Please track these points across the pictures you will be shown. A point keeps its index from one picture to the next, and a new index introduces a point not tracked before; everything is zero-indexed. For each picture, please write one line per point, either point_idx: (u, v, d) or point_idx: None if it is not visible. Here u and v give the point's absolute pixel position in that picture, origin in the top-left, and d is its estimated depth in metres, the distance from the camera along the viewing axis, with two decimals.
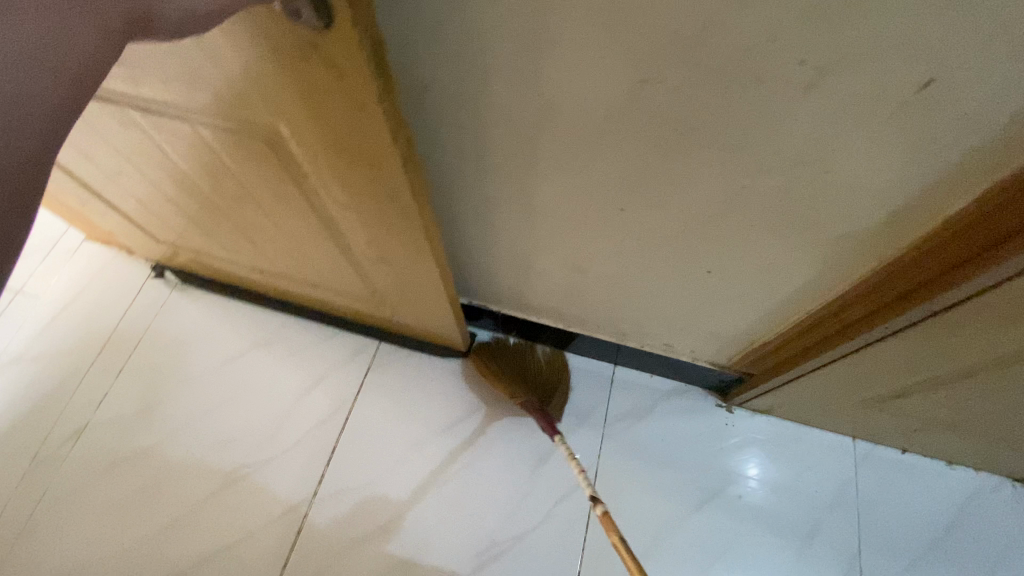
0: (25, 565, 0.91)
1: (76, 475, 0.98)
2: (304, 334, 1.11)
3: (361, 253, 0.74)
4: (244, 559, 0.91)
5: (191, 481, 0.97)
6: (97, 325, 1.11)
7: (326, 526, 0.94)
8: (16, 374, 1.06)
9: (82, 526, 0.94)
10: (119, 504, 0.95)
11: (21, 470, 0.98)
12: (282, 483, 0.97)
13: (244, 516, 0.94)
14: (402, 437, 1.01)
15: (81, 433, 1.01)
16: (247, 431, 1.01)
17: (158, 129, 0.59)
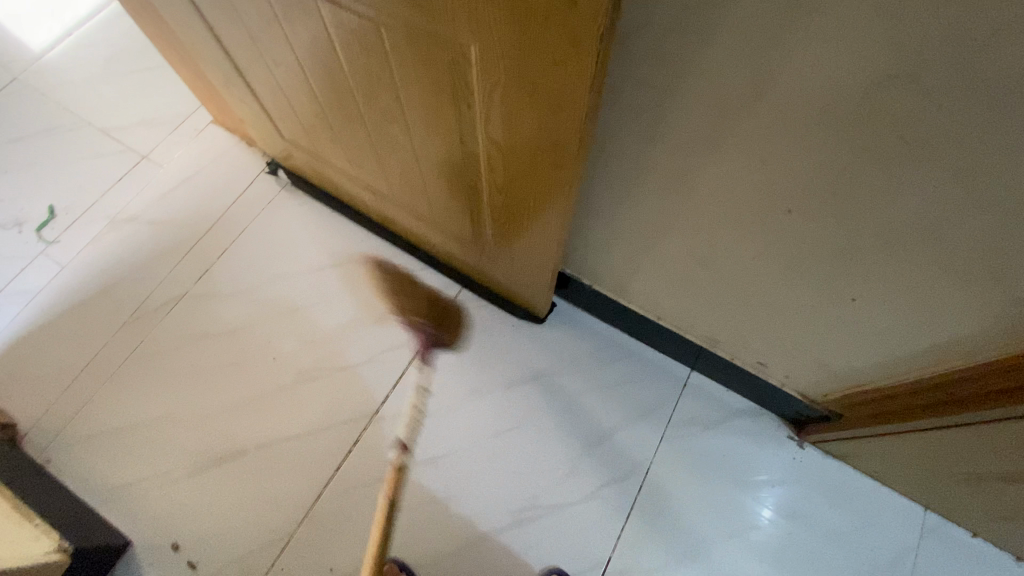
0: (111, 404, 1.00)
1: (166, 338, 1.05)
2: (391, 263, 1.13)
3: (487, 198, 0.73)
4: (300, 454, 0.96)
5: (266, 370, 1.02)
6: (208, 204, 1.17)
7: (379, 446, 0.97)
8: (131, 232, 1.14)
9: (163, 385, 1.01)
10: (198, 374, 1.02)
11: (121, 321, 1.06)
12: (348, 394, 1.01)
13: (308, 416, 0.99)
14: (463, 384, 1.02)
15: (178, 300, 1.08)
16: (323, 340, 1.05)
17: (338, 26, 0.60)
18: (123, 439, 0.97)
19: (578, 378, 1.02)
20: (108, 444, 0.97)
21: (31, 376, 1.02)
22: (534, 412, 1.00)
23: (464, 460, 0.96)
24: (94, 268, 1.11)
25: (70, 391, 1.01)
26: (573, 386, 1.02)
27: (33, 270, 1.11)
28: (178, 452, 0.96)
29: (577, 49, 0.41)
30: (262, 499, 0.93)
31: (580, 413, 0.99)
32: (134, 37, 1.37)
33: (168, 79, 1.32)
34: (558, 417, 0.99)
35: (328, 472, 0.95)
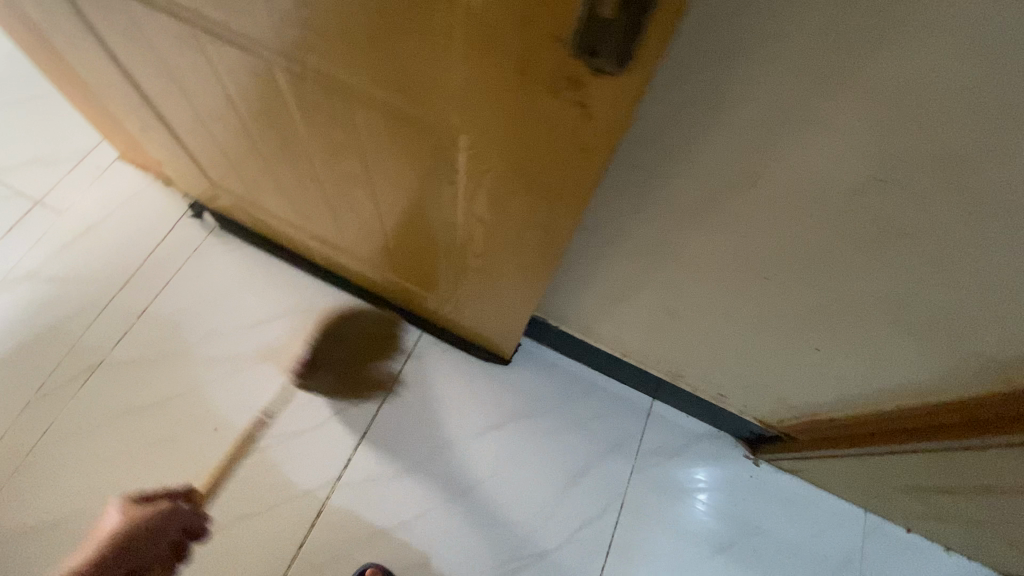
0: (20, 500, 0.86)
1: (83, 415, 0.92)
2: (343, 310, 1.05)
3: (460, 258, 0.70)
4: (257, 533, 0.88)
5: (209, 441, 0.93)
6: (121, 254, 1.03)
7: (346, 512, 0.91)
8: (28, 292, 0.99)
9: (83, 474, 0.88)
10: (127, 456, 0.90)
11: (24, 401, 0.92)
12: (307, 459, 0.94)
13: (263, 489, 0.91)
14: (431, 436, 0.98)
15: (94, 370, 0.95)
16: (274, 403, 0.96)
17: (295, 94, 0.54)
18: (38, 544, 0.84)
19: (547, 418, 1.01)
20: (20, 550, 0.83)
21: None
22: (507, 458, 0.98)
23: (441, 520, 0.93)
24: None
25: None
26: (543, 427, 1.01)
27: None
28: None
29: (586, 152, 0.40)
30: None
31: (552, 454, 0.99)
32: (14, 59, 1.18)
33: (60, 108, 1.15)
34: (531, 460, 0.98)
35: (292, 551, 0.88)
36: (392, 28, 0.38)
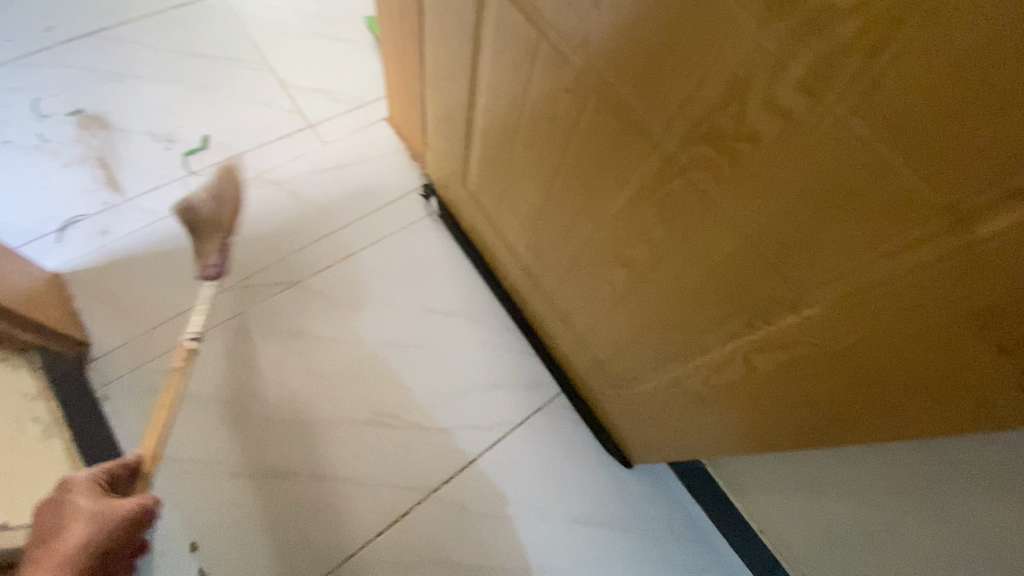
0: (187, 365, 0.96)
1: (264, 320, 1.01)
2: (503, 338, 1.08)
3: (679, 373, 0.69)
4: (345, 502, 0.91)
5: (345, 396, 0.98)
6: (352, 199, 1.14)
7: (425, 527, 0.91)
8: (271, 195, 1.11)
9: (242, 369, 0.97)
10: (280, 373, 0.97)
11: (228, 283, 1.03)
12: (415, 458, 0.95)
13: (368, 464, 0.94)
14: (528, 497, 0.96)
15: (289, 285, 1.04)
16: (412, 391, 1.00)
17: (642, 181, 0.56)
18: (183, 410, 0.93)
19: (643, 544, 0.96)
20: None
21: (124, 303, 0.99)
22: (588, 561, 0.93)
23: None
24: None
25: (151, 335, 0.97)
26: (635, 551, 0.95)
27: (167, 194, 1.09)
28: (232, 448, 0.91)
29: (980, 406, 0.37)
30: (292, 537, 0.88)
31: None
32: (349, 7, 1.37)
33: (361, 59, 1.31)
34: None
35: (366, 536, 0.89)
36: (845, 210, 0.38)
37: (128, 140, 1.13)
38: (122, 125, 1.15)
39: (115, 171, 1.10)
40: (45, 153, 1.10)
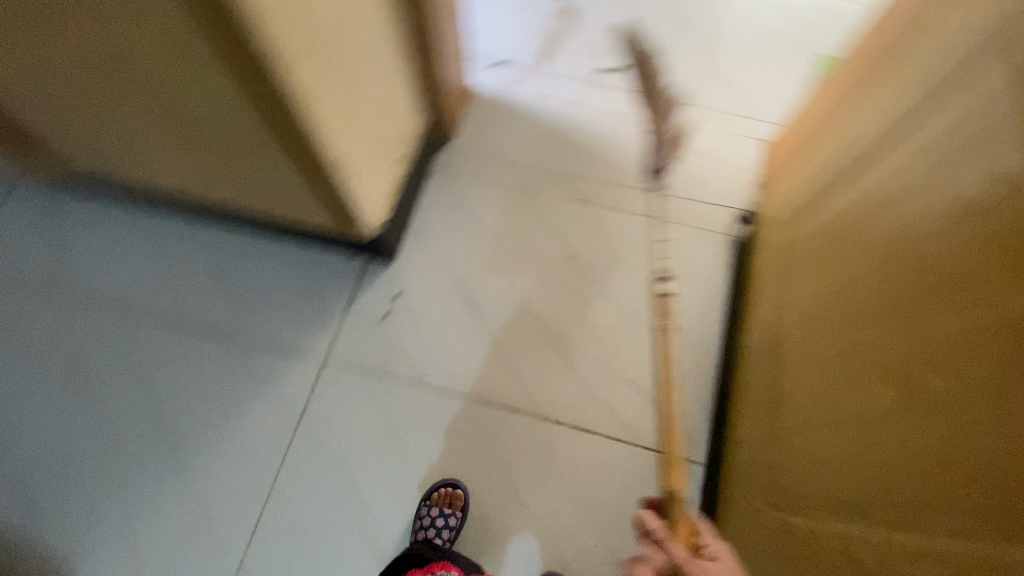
0: (489, 196, 1.19)
1: (553, 209, 1.18)
2: (691, 374, 1.06)
3: (861, 528, 0.58)
4: (492, 366, 1.05)
5: (554, 303, 1.10)
6: (682, 180, 1.21)
7: (517, 436, 1.00)
8: (629, 134, 1.25)
9: (513, 227, 1.16)
10: (526, 248, 1.14)
11: (554, 168, 1.22)
12: (556, 387, 1.03)
13: (525, 358, 1.05)
14: (598, 499, 0.97)
15: (586, 201, 1.18)
16: (591, 342, 1.07)
17: (1000, 310, 0.45)
18: (459, 220, 1.17)
19: None
20: (454, 210, 1.18)
21: (489, 131, 1.26)
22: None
23: (520, 531, 0.96)
24: (587, 126, 1.26)
25: (482, 161, 1.22)
26: None
27: (568, 85, 1.32)
28: (462, 266, 1.13)
29: None
30: (446, 351, 1.06)
31: None
32: (816, 38, 1.36)
33: (787, 86, 1.32)
34: None
35: (479, 398, 1.03)
36: None
37: (573, 33, 1.37)
38: (581, 21, 1.38)
39: (553, 50, 1.36)
40: (525, 7, 1.40)
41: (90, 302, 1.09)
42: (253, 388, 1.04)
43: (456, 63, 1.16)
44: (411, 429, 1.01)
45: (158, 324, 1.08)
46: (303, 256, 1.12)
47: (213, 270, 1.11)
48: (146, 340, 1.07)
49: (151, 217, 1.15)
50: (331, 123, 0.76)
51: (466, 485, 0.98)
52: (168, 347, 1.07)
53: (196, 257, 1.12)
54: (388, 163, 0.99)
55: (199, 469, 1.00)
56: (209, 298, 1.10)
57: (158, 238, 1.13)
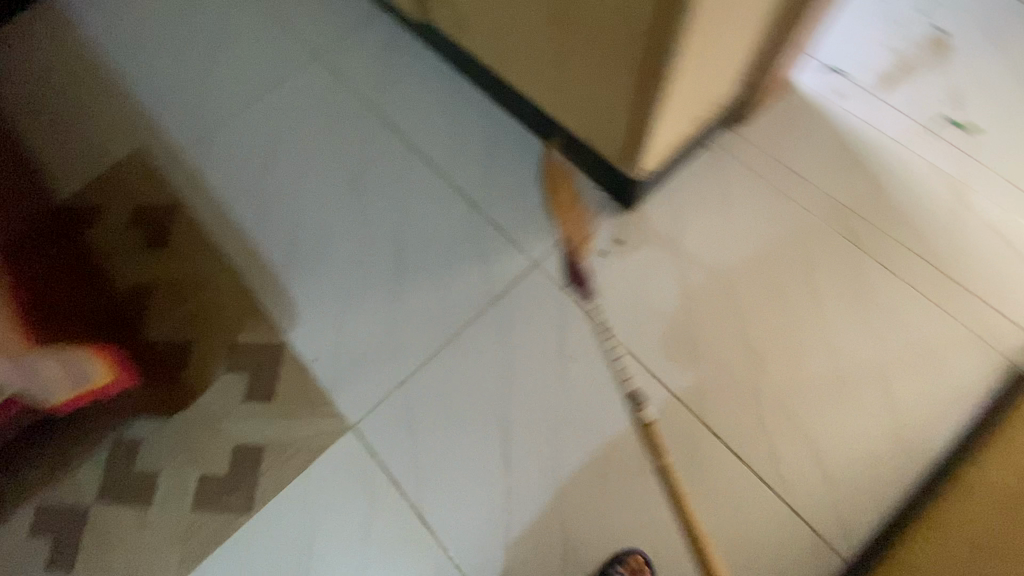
0: (753, 190, 1.15)
1: (814, 233, 1.10)
2: (876, 468, 0.96)
3: None
4: (674, 340, 1.05)
5: (768, 321, 1.05)
6: (976, 273, 1.05)
7: (669, 414, 1.01)
8: (940, 201, 1.11)
9: (762, 229, 1.12)
10: (766, 257, 1.09)
11: (837, 197, 1.13)
12: (726, 394, 1.01)
13: (712, 352, 1.04)
14: (713, 509, 0.95)
15: (855, 245, 1.09)
16: (786, 381, 1.01)
17: None
18: (714, 202, 1.14)
19: None
20: (713, 191, 1.15)
21: (788, 130, 1.19)
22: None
23: (631, 504, 0.96)
24: (896, 170, 1.14)
25: (765, 156, 1.17)
26: None
27: (895, 120, 1.18)
28: (697, 245, 1.11)
29: None
30: (641, 305, 1.08)
31: None
32: None
33: None
34: None
35: (654, 370, 1.04)
36: None
37: (931, 71, 1.22)
38: (945, 63, 1.22)
39: (897, 77, 1.22)
40: (888, 24, 1.27)
41: (389, 130, 1.30)
42: (473, 256, 1.15)
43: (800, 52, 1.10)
44: (579, 355, 1.06)
45: (429, 169, 1.24)
46: (561, 169, 1.20)
47: (486, 147, 1.24)
48: (414, 177, 1.24)
49: (460, 82, 1.32)
50: (686, 64, 0.78)
51: (601, 426, 1.01)
52: (426, 190, 1.22)
53: (475, 128, 1.27)
54: (685, 124, 1.00)
55: (403, 296, 1.14)
56: (472, 168, 1.23)
57: (458, 103, 1.30)
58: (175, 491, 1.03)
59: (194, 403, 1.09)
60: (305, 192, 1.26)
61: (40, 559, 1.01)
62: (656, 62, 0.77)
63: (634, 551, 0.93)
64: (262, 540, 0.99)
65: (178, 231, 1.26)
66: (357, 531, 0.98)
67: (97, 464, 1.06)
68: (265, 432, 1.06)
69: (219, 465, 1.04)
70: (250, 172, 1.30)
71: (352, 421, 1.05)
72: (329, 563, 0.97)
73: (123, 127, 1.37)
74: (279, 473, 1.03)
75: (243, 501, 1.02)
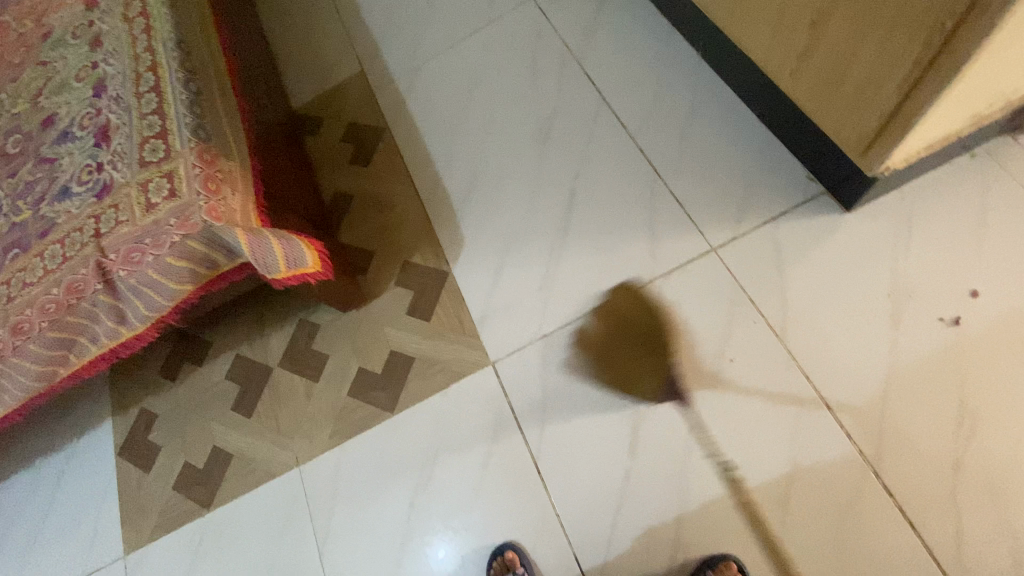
0: (1004, 214, 0.93)
1: None
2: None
3: None
4: (856, 360, 0.91)
5: (984, 370, 0.86)
6: None
7: (824, 436, 0.88)
8: None
9: (1007, 264, 0.90)
10: (1006, 296, 0.89)
11: None
12: (902, 434, 0.86)
13: (901, 385, 0.88)
14: (846, 551, 0.83)
15: None
16: (1003, 455, 0.82)
17: None
18: (965, 222, 0.93)
19: None
20: (966, 209, 0.94)
21: None
22: None
23: (748, 511, 0.88)
24: None
25: None
26: None
27: None
28: (927, 265, 0.92)
29: None
30: (822, 310, 0.94)
31: None
32: None
33: None
34: None
35: (822, 395, 0.90)
36: None
37: None
38: None
39: None
40: None
41: (587, 83, 1.25)
42: (644, 226, 1.09)
43: None
44: (736, 345, 0.96)
45: (617, 127, 1.19)
46: (768, 145, 1.07)
47: (686, 110, 1.15)
48: (601, 133, 1.19)
49: (676, 38, 1.22)
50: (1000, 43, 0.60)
51: (741, 424, 0.92)
52: (610, 149, 1.17)
53: (680, 88, 1.17)
54: (975, 103, 0.77)
55: (562, 251, 1.13)
56: (665, 130, 1.15)
57: (664, 61, 1.21)
58: (337, 374, 1.18)
59: (366, 305, 1.22)
60: (493, 132, 1.29)
61: (229, 399, 1.22)
62: (955, 43, 0.61)
63: (728, 557, 0.85)
64: (394, 441, 1.09)
65: (379, 151, 1.37)
66: (476, 454, 1.04)
67: (285, 336, 1.24)
68: (416, 346, 1.15)
69: (375, 363, 1.16)
70: (447, 105, 1.36)
71: (490, 358, 1.10)
72: (446, 481, 1.04)
73: (352, 49, 1.52)
74: (420, 385, 1.12)
75: (389, 399, 1.13)
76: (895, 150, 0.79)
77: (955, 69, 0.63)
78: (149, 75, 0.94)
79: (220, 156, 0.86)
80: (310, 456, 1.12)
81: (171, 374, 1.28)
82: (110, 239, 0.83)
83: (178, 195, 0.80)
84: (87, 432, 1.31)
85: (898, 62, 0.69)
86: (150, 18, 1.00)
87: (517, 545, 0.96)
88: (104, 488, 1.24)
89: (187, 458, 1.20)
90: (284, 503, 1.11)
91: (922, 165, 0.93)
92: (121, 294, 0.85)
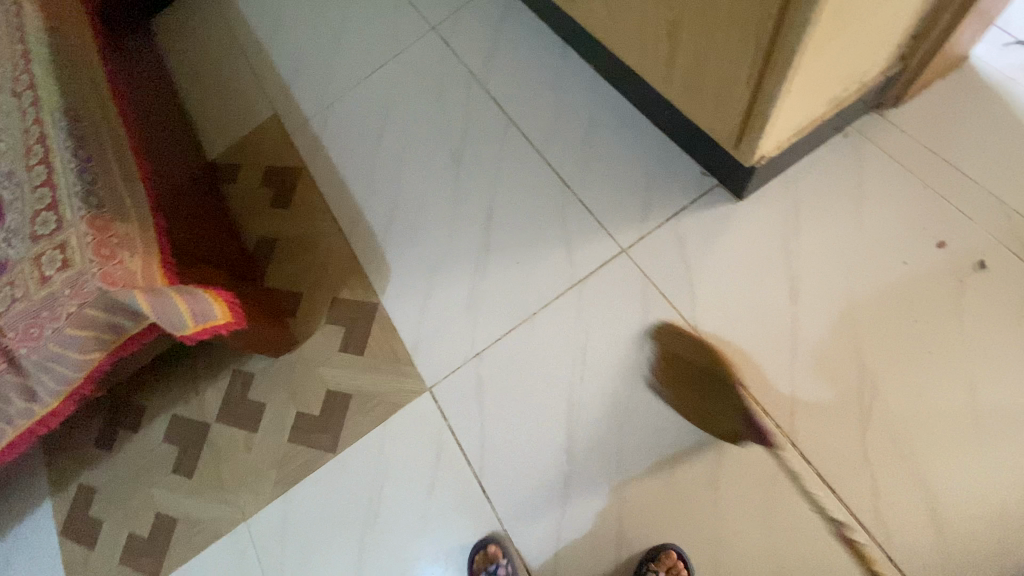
0: (877, 185, 1.00)
1: (949, 239, 0.95)
2: (1015, 535, 0.80)
3: None
4: (764, 339, 0.95)
5: (876, 332, 0.92)
6: None
7: (743, 416, 0.92)
8: None
9: (887, 230, 0.97)
10: (888, 260, 0.95)
11: (984, 204, 0.96)
12: (812, 402, 0.90)
13: (806, 356, 0.93)
14: (775, 523, 0.87)
15: (996, 260, 0.92)
16: (903, 409, 0.88)
17: None
18: (845, 197, 1.00)
19: None
20: (845, 184, 1.00)
21: (931, 125, 1.02)
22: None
23: (683, 497, 0.91)
24: None
25: (902, 150, 1.01)
26: None
27: None
28: (818, 240, 0.98)
29: None
30: (729, 296, 0.99)
31: None
32: None
33: None
34: None
35: (736, 375, 0.94)
36: None
37: None
38: None
39: None
40: None
41: (493, 105, 1.29)
42: (558, 235, 1.12)
43: (969, 29, 0.92)
44: (654, 339, 1.00)
45: (524, 143, 1.23)
46: (663, 145, 1.12)
47: (586, 121, 1.20)
48: (510, 151, 1.23)
49: (570, 54, 1.28)
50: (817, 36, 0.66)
51: (666, 415, 0.95)
52: (520, 165, 1.21)
53: (579, 101, 1.22)
54: (826, 88, 0.83)
55: (484, 269, 1.15)
56: (569, 142, 1.19)
57: (562, 76, 1.26)
58: (276, 421, 1.16)
59: (300, 347, 1.22)
60: (408, 161, 1.31)
61: (170, 461, 1.19)
62: (780, 41, 0.67)
63: (668, 547, 0.87)
64: (339, 480, 1.08)
65: (300, 192, 1.37)
66: (421, 481, 1.04)
67: (221, 389, 1.22)
68: (352, 381, 1.15)
69: (314, 404, 1.16)
70: (362, 140, 1.38)
71: (426, 383, 1.11)
72: (394, 513, 1.04)
73: (263, 95, 1.52)
74: (360, 420, 1.12)
75: (331, 438, 1.12)
76: (760, 139, 0.84)
77: (787, 63, 0.69)
78: (38, 147, 0.93)
79: (115, 221, 0.86)
80: (257, 509, 1.10)
81: (108, 444, 1.25)
82: (7, 317, 0.81)
83: (71, 265, 0.80)
84: (24, 518, 1.25)
85: (742, 60, 0.74)
86: (36, 91, 0.99)
87: (499, 538, 0.97)
88: (47, 571, 1.19)
89: (132, 529, 1.16)
90: (234, 560, 1.08)
91: (798, 148, 0.99)
92: (27, 371, 0.83)
